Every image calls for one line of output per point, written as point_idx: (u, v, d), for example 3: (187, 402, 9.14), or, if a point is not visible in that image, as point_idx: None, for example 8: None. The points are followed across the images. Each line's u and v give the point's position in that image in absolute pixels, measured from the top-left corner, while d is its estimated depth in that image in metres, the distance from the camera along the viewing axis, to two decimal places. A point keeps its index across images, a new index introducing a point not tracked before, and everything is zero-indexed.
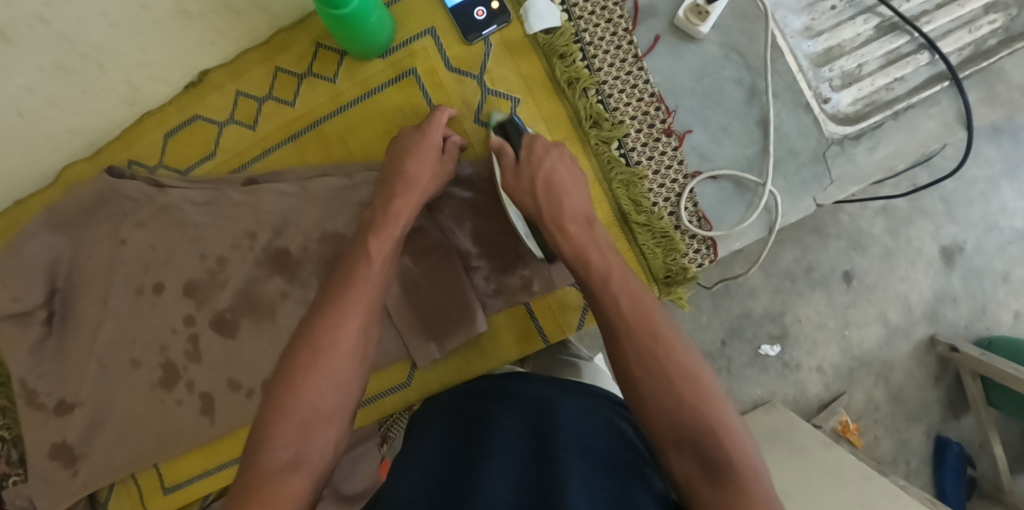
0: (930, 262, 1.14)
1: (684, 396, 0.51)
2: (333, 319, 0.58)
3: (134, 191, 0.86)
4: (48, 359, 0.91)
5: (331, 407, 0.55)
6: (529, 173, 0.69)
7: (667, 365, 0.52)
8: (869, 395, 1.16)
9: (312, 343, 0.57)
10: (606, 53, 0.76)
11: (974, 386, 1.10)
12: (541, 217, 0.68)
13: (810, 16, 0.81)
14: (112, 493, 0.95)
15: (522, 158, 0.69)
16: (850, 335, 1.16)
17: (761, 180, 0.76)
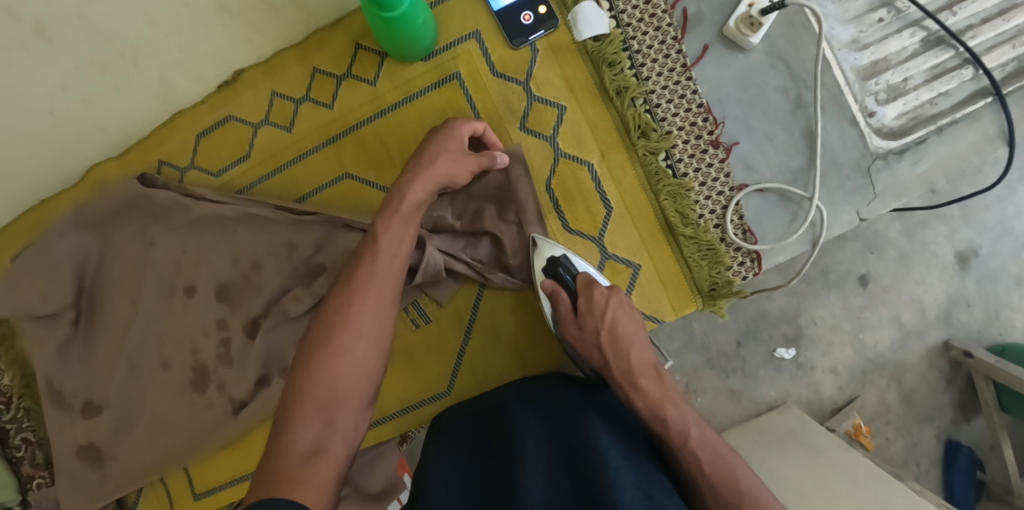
0: (945, 265, 1.15)
1: (727, 493, 0.53)
2: (354, 300, 0.60)
3: (165, 199, 0.83)
4: (75, 360, 0.91)
5: (350, 392, 0.57)
6: (593, 324, 0.66)
7: (708, 459, 0.55)
8: (881, 397, 1.16)
9: (329, 325, 0.59)
10: (654, 61, 0.75)
11: (987, 391, 1.10)
12: (610, 370, 0.65)
13: (857, 28, 0.80)
14: (140, 497, 0.94)
15: (581, 309, 0.67)
16: (864, 338, 1.15)
17: (807, 194, 0.75)
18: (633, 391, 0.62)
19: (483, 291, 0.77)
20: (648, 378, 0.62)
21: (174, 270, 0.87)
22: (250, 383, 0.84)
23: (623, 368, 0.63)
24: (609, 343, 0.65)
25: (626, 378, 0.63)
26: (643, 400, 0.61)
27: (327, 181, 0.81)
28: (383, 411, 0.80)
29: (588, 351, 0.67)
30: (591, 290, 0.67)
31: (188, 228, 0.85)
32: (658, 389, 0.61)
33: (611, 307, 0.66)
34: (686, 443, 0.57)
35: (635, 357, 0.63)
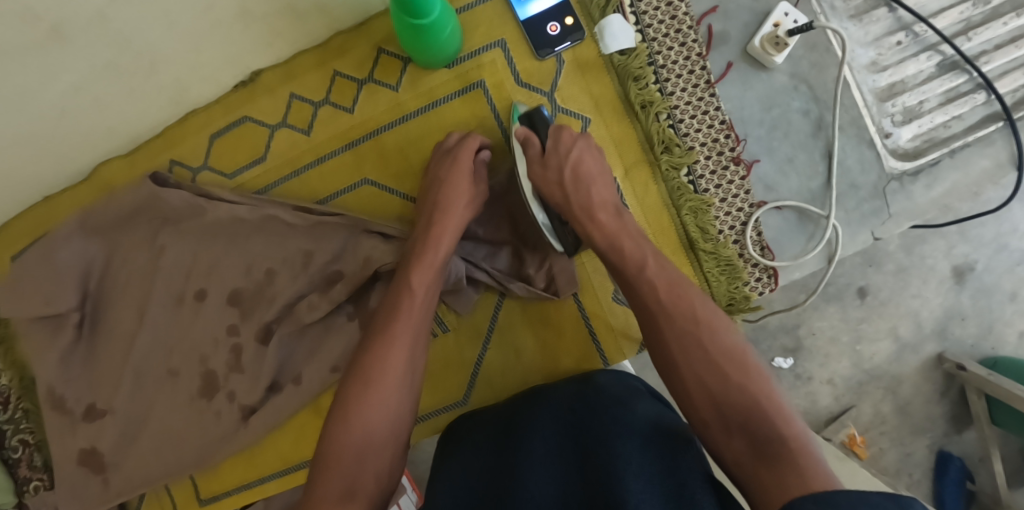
0: (941, 279, 1.09)
1: (715, 351, 0.54)
2: (389, 353, 0.60)
3: (178, 201, 0.81)
4: (77, 366, 0.88)
5: (386, 439, 0.57)
6: (557, 162, 0.67)
7: (671, 298, 0.58)
8: (876, 409, 1.12)
9: (363, 375, 0.59)
10: (678, 77, 0.76)
11: (979, 405, 1.06)
12: (569, 207, 0.67)
13: (877, 50, 0.81)
14: (142, 503, 0.92)
15: (549, 147, 0.68)
16: (861, 350, 1.12)
17: (824, 212, 0.76)
18: (588, 219, 0.65)
19: (502, 301, 0.77)
20: (604, 215, 0.66)
21: (184, 276, 0.84)
22: (261, 391, 0.82)
23: (584, 202, 0.66)
24: (570, 183, 0.67)
25: (581, 206, 0.66)
26: (600, 233, 0.65)
27: (346, 186, 0.79)
28: None
29: (549, 190, 0.67)
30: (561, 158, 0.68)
31: (200, 233, 0.82)
32: (613, 223, 0.65)
33: (576, 147, 0.68)
34: (659, 301, 0.58)
35: (596, 194, 0.66)
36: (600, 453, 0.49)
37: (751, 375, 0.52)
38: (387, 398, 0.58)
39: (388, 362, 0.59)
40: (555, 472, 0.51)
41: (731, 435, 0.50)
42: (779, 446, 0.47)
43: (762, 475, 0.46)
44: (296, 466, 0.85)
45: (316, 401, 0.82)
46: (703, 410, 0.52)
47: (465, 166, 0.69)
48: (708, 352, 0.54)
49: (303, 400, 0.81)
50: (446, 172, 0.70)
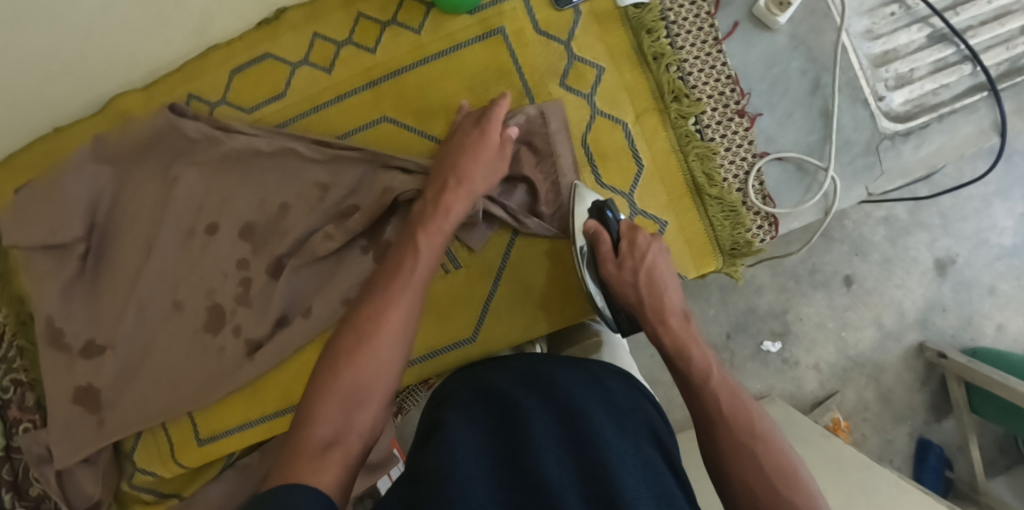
0: (924, 271, 1.25)
1: (740, 419, 0.52)
2: (380, 318, 0.57)
3: (195, 131, 0.82)
4: (79, 300, 0.88)
5: (373, 393, 0.54)
6: (631, 264, 0.69)
7: (715, 380, 0.56)
8: (860, 395, 1.26)
9: (357, 328, 0.56)
10: (688, 33, 0.80)
11: (958, 390, 1.20)
12: (641, 307, 0.67)
13: (871, 20, 0.86)
14: (137, 442, 0.91)
15: (624, 249, 0.69)
16: (846, 336, 1.26)
17: (822, 164, 0.80)
18: (659, 325, 0.64)
19: (514, 239, 0.79)
20: (673, 319, 0.64)
21: (196, 210, 0.85)
22: (269, 325, 0.83)
23: (655, 306, 0.65)
24: (644, 283, 0.67)
25: (655, 315, 0.65)
26: (669, 336, 0.63)
27: (365, 123, 0.81)
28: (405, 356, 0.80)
29: (622, 289, 0.68)
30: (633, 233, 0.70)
31: (215, 165, 0.84)
32: (683, 329, 0.63)
33: (650, 252, 0.68)
34: (704, 378, 0.57)
35: (667, 299, 0.66)
36: (588, 431, 0.44)
37: (776, 445, 0.50)
38: (370, 375, 0.54)
39: (382, 329, 0.56)
40: (548, 426, 0.45)
41: (744, 503, 0.48)
42: (731, 439, 0.51)
43: (723, 466, 0.50)
44: (299, 403, 0.86)
45: (323, 336, 0.84)
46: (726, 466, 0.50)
47: (474, 168, 0.69)
48: (732, 417, 0.53)
49: (311, 334, 0.82)
50: (461, 179, 0.69)
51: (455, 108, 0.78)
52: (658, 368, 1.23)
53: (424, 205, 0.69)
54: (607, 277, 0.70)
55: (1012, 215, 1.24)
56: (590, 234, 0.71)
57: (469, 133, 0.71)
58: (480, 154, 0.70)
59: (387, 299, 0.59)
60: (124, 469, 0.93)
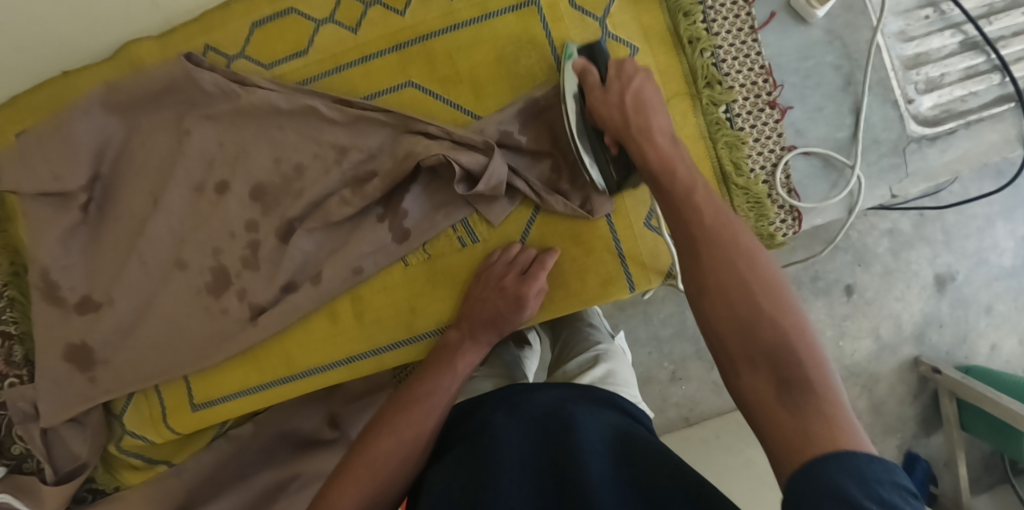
0: (924, 285, 1.26)
1: (757, 297, 0.50)
2: (400, 420, 0.62)
3: (211, 84, 0.79)
4: (77, 250, 0.85)
5: (398, 455, 0.60)
6: (619, 87, 0.67)
7: (747, 273, 0.52)
8: (853, 404, 1.29)
9: (378, 426, 0.63)
10: (724, 19, 0.78)
11: (949, 408, 1.23)
12: (626, 131, 0.66)
13: (905, 21, 0.85)
14: (128, 404, 0.88)
15: (611, 74, 0.68)
16: (843, 346, 1.28)
17: (850, 162, 0.80)
18: (688, 207, 0.58)
19: (534, 217, 0.77)
20: (699, 201, 0.59)
21: (207, 164, 0.82)
22: (276, 290, 0.80)
23: (643, 123, 0.65)
24: (632, 108, 0.66)
25: (677, 196, 0.60)
26: (654, 151, 0.64)
27: (389, 87, 0.79)
28: (417, 329, 0.80)
29: (608, 112, 0.67)
30: (651, 139, 0.64)
31: (229, 119, 0.81)
32: (711, 207, 0.58)
33: (647, 96, 0.67)
34: (724, 251, 0.54)
35: (655, 120, 0.65)
36: (572, 462, 0.51)
37: (801, 331, 0.48)
38: (396, 465, 0.59)
39: (406, 418, 0.63)
40: (523, 460, 0.54)
41: (756, 372, 0.47)
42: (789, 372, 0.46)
43: (775, 414, 0.45)
44: (300, 374, 0.83)
45: (331, 304, 0.81)
46: (729, 331, 0.50)
47: (512, 327, 0.74)
48: (746, 282, 0.52)
49: (319, 301, 0.79)
50: (523, 272, 0.74)
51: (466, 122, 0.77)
52: (656, 366, 1.22)
53: (459, 336, 0.73)
54: (593, 102, 0.68)
55: (1013, 236, 1.26)
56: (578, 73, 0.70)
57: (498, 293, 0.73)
58: (517, 298, 0.72)
59: (415, 398, 0.65)
60: (113, 431, 0.90)
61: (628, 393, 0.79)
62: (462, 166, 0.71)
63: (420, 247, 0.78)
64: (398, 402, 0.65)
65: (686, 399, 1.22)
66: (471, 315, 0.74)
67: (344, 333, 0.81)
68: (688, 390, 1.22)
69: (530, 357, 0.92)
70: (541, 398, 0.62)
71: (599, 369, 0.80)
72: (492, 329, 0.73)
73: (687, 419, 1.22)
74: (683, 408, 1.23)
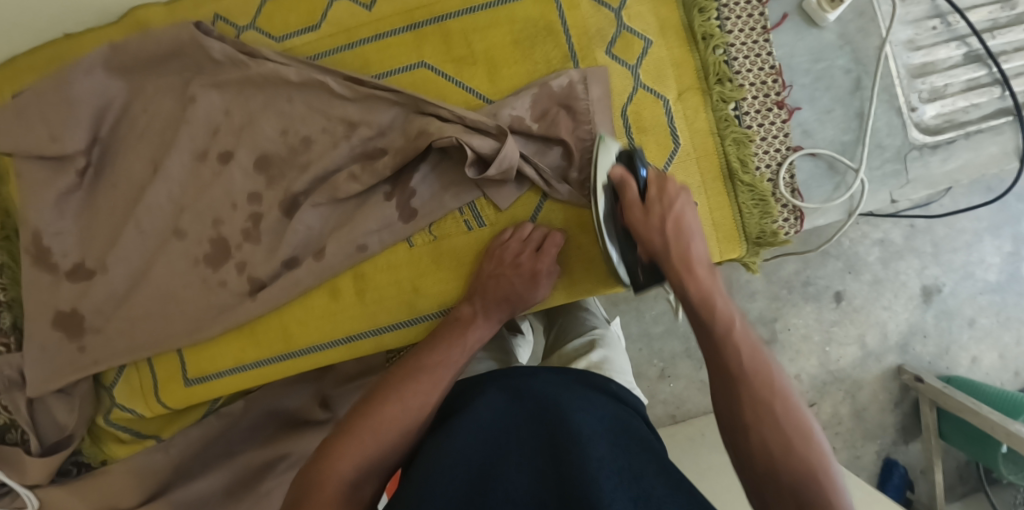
0: (911, 297, 1.29)
1: (757, 380, 0.53)
2: (400, 395, 0.62)
3: (219, 51, 0.78)
4: (72, 215, 0.83)
5: (394, 432, 0.59)
6: (660, 209, 0.66)
7: (749, 362, 0.54)
8: (835, 409, 1.30)
9: (376, 398, 0.62)
10: (738, 17, 0.79)
11: (929, 416, 1.25)
12: (666, 256, 0.64)
13: (914, 30, 0.87)
14: (119, 376, 0.86)
15: (653, 195, 0.66)
16: (830, 352, 1.30)
17: (853, 165, 0.81)
18: (686, 276, 0.61)
19: (541, 205, 0.77)
20: (699, 272, 0.62)
21: (211, 131, 0.81)
22: (275, 265, 0.79)
23: (682, 253, 0.63)
24: (671, 230, 0.64)
25: (680, 262, 0.62)
26: (695, 285, 0.60)
27: (400, 66, 0.78)
28: (418, 310, 0.79)
29: (648, 235, 0.65)
30: (694, 270, 0.61)
31: (235, 89, 0.80)
32: (700, 247, 0.63)
33: (679, 200, 0.66)
34: (727, 330, 0.56)
35: (696, 248, 0.63)
36: (570, 442, 0.52)
37: (799, 418, 0.51)
38: (400, 433, 0.59)
39: (412, 388, 0.63)
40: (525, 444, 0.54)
41: (766, 477, 0.49)
42: (790, 472, 0.48)
43: (784, 502, 0.47)
44: (297, 353, 0.81)
45: (333, 280, 0.80)
46: (742, 416, 0.52)
47: (524, 305, 0.74)
48: (756, 385, 0.52)
49: (322, 276, 0.78)
50: (535, 248, 0.74)
51: (472, 205, 0.77)
52: (647, 362, 1.23)
53: (472, 312, 0.72)
54: (634, 224, 0.66)
55: (1000, 252, 1.29)
56: (616, 183, 0.68)
57: (508, 266, 0.73)
58: (530, 275, 0.73)
59: (423, 367, 0.65)
60: (101, 402, 0.88)
61: (622, 379, 0.80)
62: (473, 151, 0.71)
63: (426, 227, 0.77)
64: (395, 376, 0.64)
65: (673, 395, 1.23)
66: (484, 292, 0.73)
67: (345, 311, 0.80)
68: (677, 388, 1.23)
69: (522, 345, 0.92)
70: (533, 382, 0.62)
71: (596, 353, 0.81)
72: (506, 307, 0.73)
73: (672, 416, 1.23)
74: (670, 405, 1.23)
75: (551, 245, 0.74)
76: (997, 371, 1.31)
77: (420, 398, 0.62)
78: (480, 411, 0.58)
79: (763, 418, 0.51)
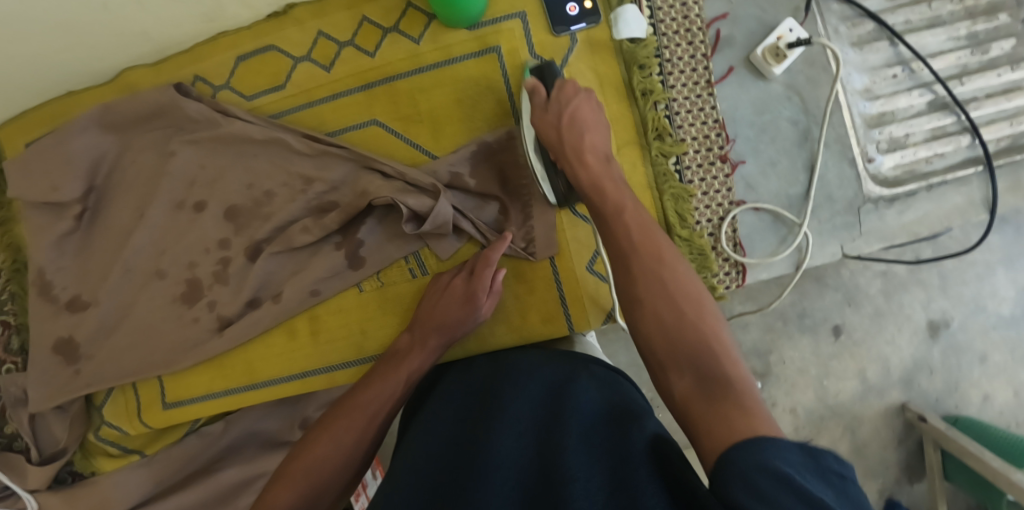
0: (916, 330, 1.17)
1: (647, 258, 0.58)
2: (336, 429, 0.66)
3: (196, 112, 0.86)
4: (71, 253, 0.92)
5: (331, 467, 0.64)
6: (557, 108, 0.71)
7: (639, 235, 0.60)
8: (834, 445, 1.18)
9: (323, 430, 0.67)
10: (680, 72, 0.81)
11: (934, 457, 1.13)
12: (562, 150, 0.70)
13: (871, 79, 0.85)
14: (108, 398, 0.96)
15: (552, 95, 0.72)
16: (827, 385, 1.18)
17: (799, 220, 0.80)
18: (578, 168, 0.68)
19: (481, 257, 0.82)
20: (593, 163, 0.68)
21: (189, 183, 0.89)
22: (241, 304, 0.86)
23: (575, 145, 0.69)
24: (566, 126, 0.70)
25: (574, 153, 0.68)
26: (586, 174, 0.67)
27: (355, 124, 0.85)
28: (365, 352, 0.85)
29: (545, 131, 0.71)
30: (582, 157, 0.68)
31: (210, 144, 0.87)
32: (599, 167, 0.68)
33: (576, 99, 0.71)
34: (634, 243, 0.60)
35: (587, 139, 0.69)
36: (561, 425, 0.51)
37: (718, 341, 0.51)
38: (335, 467, 0.64)
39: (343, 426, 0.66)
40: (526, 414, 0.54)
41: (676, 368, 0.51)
42: (723, 386, 0.48)
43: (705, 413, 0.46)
44: (260, 384, 0.89)
45: (291, 320, 0.87)
46: (651, 329, 0.54)
47: (462, 330, 0.75)
48: (674, 301, 0.55)
49: (279, 317, 0.85)
50: (466, 274, 0.77)
51: (416, 254, 0.82)
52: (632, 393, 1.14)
53: (410, 342, 0.75)
54: (535, 120, 0.72)
55: (1015, 285, 1.17)
56: (528, 91, 0.74)
57: (444, 291, 0.77)
58: (463, 298, 0.75)
59: (356, 403, 0.69)
60: (91, 421, 0.98)
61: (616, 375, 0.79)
62: (407, 210, 0.75)
63: (374, 274, 0.83)
64: (340, 406, 0.69)
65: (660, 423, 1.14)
66: (423, 321, 0.76)
67: (301, 349, 0.87)
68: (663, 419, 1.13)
69: None
70: (525, 393, 0.57)
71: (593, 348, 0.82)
72: (443, 334, 0.74)
73: None
74: None
75: (484, 269, 0.75)
76: (1013, 411, 1.18)
77: (354, 428, 0.66)
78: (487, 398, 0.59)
79: (671, 322, 0.54)
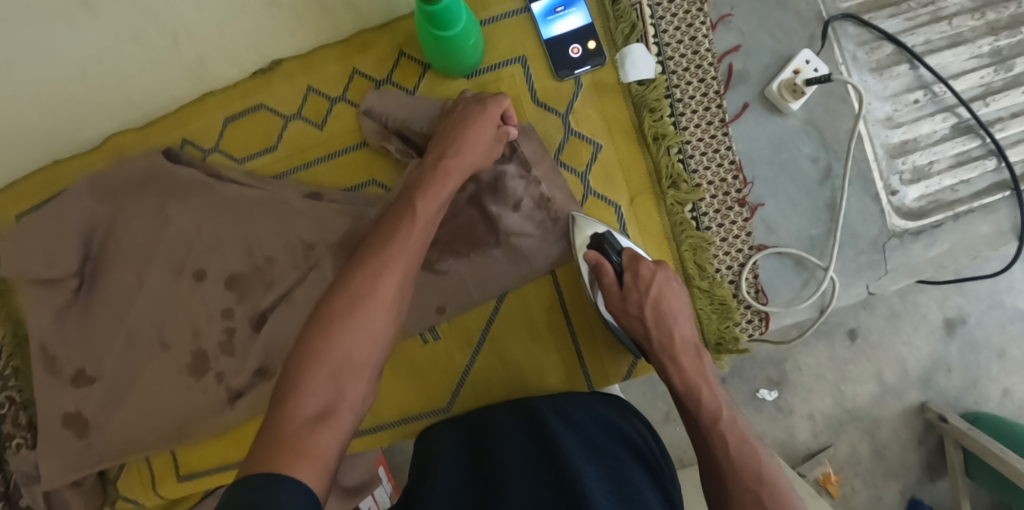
0: (931, 329, 1.04)
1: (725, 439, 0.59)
2: (374, 285, 0.59)
3: (189, 176, 0.84)
4: (71, 326, 0.88)
5: (364, 353, 0.57)
6: (637, 297, 0.69)
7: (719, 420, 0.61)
8: (854, 448, 1.04)
9: (351, 291, 0.59)
10: (693, 112, 0.78)
11: (955, 456, 0.98)
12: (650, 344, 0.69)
13: (893, 106, 0.81)
14: (122, 471, 0.93)
15: (627, 281, 0.69)
16: (844, 389, 1.04)
17: (822, 263, 0.77)
18: (672, 367, 0.67)
19: (493, 320, 0.80)
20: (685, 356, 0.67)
21: (187, 250, 0.85)
22: (248, 374, 0.84)
23: (665, 343, 0.67)
24: (651, 318, 0.68)
25: (665, 352, 0.67)
26: (679, 375, 0.66)
27: (355, 183, 0.84)
28: (381, 419, 0.81)
29: (631, 323, 0.70)
30: (677, 359, 0.66)
31: (205, 210, 0.84)
32: (695, 367, 0.65)
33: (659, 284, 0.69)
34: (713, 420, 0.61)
35: (677, 332, 0.68)
36: (565, 465, 0.50)
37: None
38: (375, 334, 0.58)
39: (365, 318, 0.57)
40: (525, 458, 0.55)
41: None
42: None
43: None
44: None
45: None
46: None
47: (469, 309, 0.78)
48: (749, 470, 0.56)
49: None
50: (477, 102, 0.72)
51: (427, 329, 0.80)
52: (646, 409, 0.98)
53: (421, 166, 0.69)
54: (614, 311, 0.71)
55: None
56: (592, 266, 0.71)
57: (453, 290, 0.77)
58: (491, 139, 0.70)
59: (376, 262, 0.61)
60: (107, 494, 0.95)
61: None
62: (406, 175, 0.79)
63: None
64: (358, 274, 0.60)
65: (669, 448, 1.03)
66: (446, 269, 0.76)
67: None
68: None
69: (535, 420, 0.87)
70: (514, 450, 0.56)
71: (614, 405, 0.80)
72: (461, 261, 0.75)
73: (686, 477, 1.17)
74: None
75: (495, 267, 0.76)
76: None
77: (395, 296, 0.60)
78: (488, 443, 0.60)
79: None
